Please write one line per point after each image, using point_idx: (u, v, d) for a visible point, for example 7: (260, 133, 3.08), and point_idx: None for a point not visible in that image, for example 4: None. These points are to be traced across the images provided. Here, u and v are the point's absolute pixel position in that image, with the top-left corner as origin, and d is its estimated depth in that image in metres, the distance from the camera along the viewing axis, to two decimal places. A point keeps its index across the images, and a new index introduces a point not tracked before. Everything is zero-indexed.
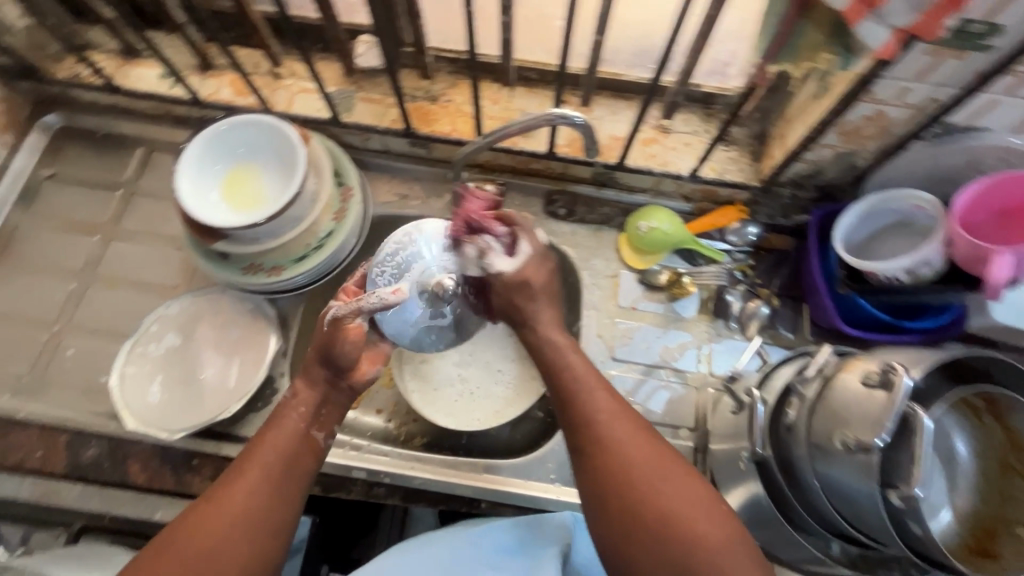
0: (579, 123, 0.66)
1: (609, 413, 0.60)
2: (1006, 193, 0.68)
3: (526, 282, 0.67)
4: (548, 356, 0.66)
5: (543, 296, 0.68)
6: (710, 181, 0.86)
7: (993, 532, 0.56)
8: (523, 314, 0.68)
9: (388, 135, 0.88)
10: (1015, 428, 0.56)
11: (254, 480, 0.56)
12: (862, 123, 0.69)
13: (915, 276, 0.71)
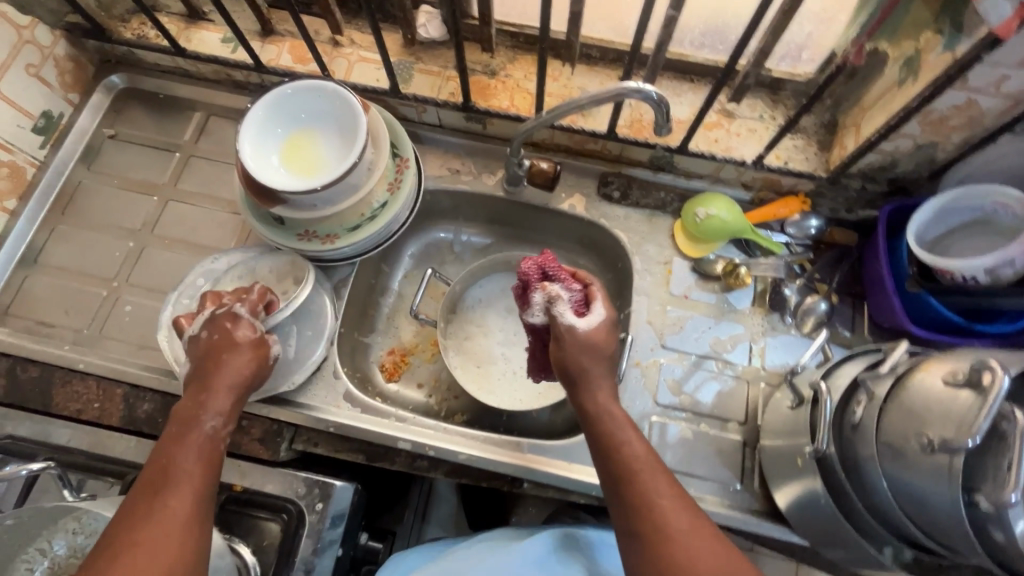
0: (654, 98, 0.63)
1: (658, 483, 0.60)
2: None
3: (595, 345, 0.69)
4: (604, 427, 0.66)
5: (602, 357, 0.70)
6: (775, 169, 0.83)
7: None
8: (582, 369, 0.68)
9: (445, 109, 0.87)
10: None
11: (188, 492, 0.57)
12: (950, 112, 0.66)
13: (995, 277, 0.67)
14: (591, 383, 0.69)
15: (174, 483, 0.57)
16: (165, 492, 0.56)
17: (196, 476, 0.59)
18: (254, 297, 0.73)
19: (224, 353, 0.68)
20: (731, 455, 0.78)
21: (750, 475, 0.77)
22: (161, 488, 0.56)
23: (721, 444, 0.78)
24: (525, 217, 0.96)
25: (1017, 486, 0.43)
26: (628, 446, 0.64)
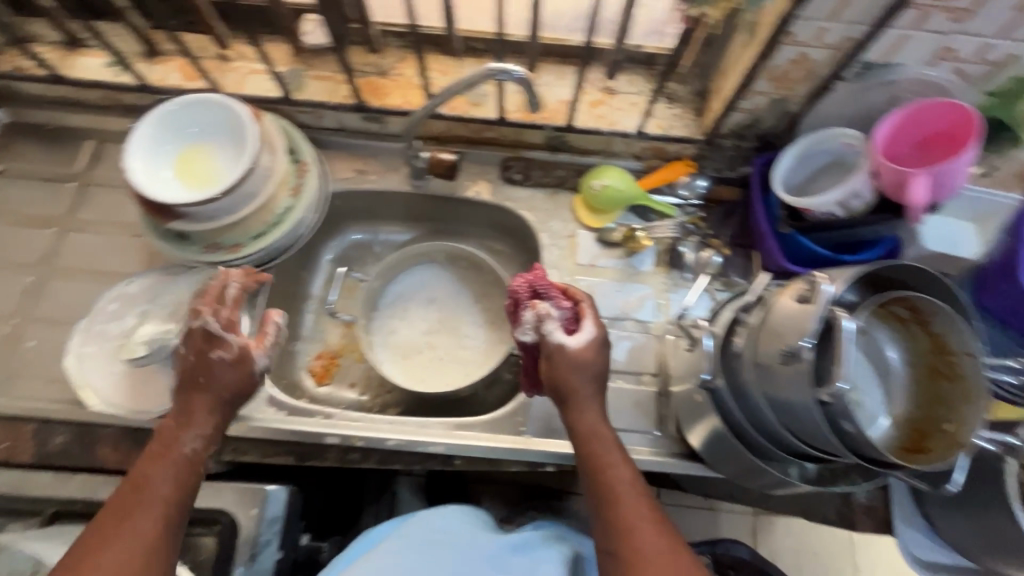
0: (518, 77, 0.69)
1: (642, 507, 0.64)
2: (917, 124, 0.71)
3: (579, 361, 0.71)
4: (591, 447, 0.69)
5: (590, 376, 0.72)
6: (657, 137, 0.89)
7: (926, 431, 0.59)
8: (573, 391, 0.71)
9: (341, 111, 0.90)
10: (937, 332, 0.58)
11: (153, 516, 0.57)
12: (789, 67, 0.73)
13: (847, 208, 0.75)
14: (580, 401, 0.71)
15: (140, 505, 0.57)
16: (131, 514, 0.56)
17: (171, 494, 0.59)
18: (230, 303, 0.71)
19: (203, 377, 0.66)
20: (648, 405, 0.83)
21: (666, 420, 0.82)
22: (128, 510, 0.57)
23: (638, 396, 0.83)
24: (437, 209, 0.99)
25: (843, 375, 0.50)
26: (614, 467, 0.68)
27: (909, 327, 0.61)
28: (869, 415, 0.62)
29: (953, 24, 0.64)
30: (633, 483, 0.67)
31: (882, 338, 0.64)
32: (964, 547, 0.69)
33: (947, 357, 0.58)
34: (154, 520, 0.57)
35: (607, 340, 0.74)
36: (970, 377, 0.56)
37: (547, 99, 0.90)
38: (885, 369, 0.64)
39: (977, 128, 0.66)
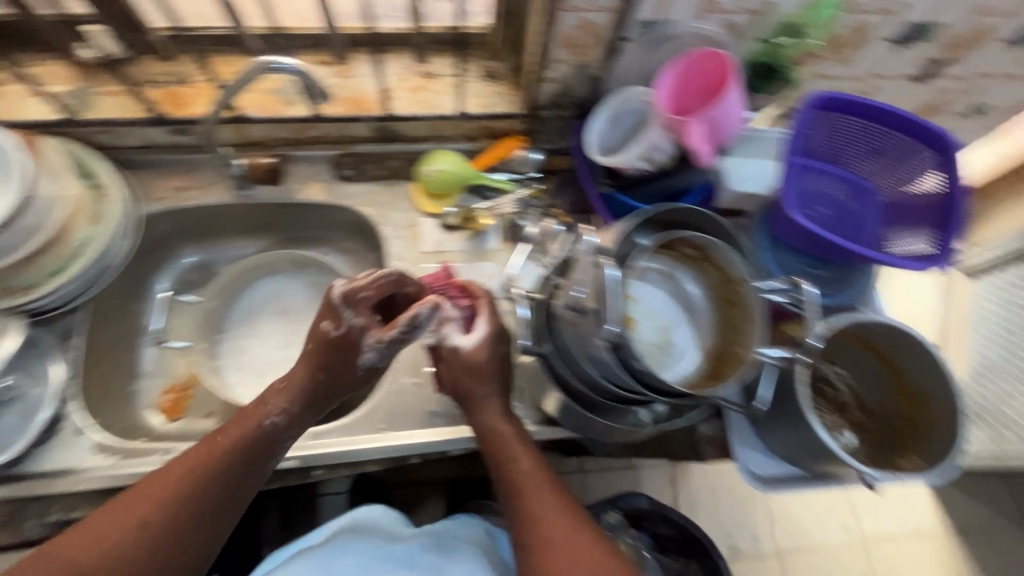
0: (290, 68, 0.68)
1: (547, 497, 0.66)
2: (694, 77, 0.74)
3: (472, 362, 0.72)
4: (494, 447, 0.70)
5: (488, 377, 0.72)
6: (480, 115, 0.90)
7: (724, 358, 0.64)
8: (470, 392, 0.72)
9: (142, 127, 0.83)
10: (723, 266, 0.64)
11: (214, 478, 0.61)
12: (577, 33, 0.75)
13: (655, 162, 0.78)
14: (477, 403, 0.71)
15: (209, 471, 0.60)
16: (204, 475, 0.60)
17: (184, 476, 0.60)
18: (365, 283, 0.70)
19: (325, 358, 0.68)
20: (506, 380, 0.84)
21: (526, 390, 0.83)
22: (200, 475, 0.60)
23: None
24: (275, 218, 0.95)
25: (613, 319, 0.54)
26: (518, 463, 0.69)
27: (702, 265, 0.66)
28: (680, 352, 0.67)
29: None
30: (541, 477, 0.68)
31: (686, 279, 0.69)
32: (788, 453, 0.75)
33: (733, 287, 0.64)
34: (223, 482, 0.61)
35: (504, 334, 0.74)
36: (750, 301, 0.62)
37: (365, 90, 0.88)
38: (691, 307, 0.69)
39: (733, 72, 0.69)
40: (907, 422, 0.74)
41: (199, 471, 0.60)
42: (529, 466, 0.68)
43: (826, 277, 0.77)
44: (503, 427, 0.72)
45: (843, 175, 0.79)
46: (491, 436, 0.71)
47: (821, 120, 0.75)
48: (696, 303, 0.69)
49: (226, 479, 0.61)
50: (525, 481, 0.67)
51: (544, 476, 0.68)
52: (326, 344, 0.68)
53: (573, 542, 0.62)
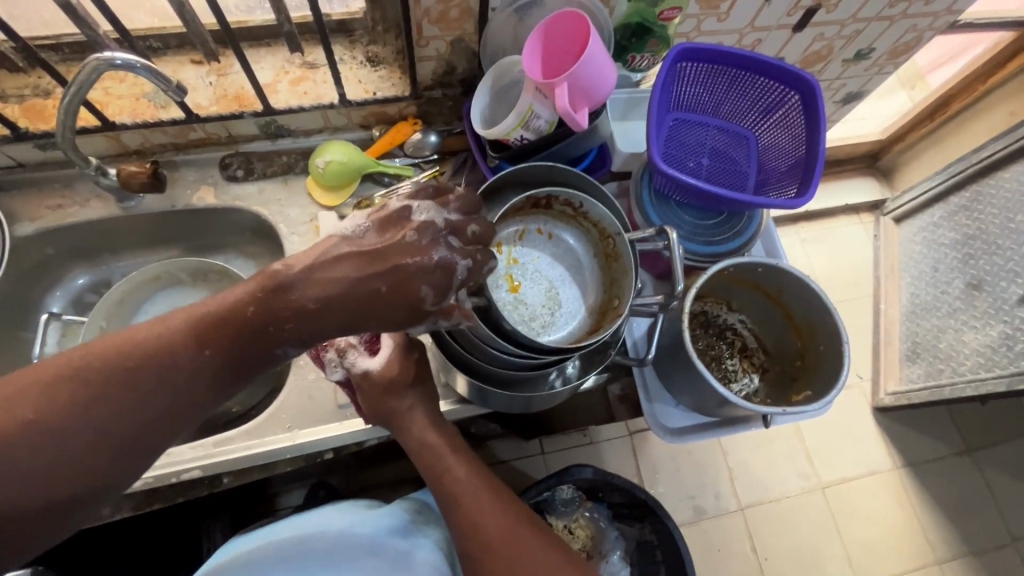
0: (121, 63, 0.63)
1: (487, 497, 0.67)
2: (557, 38, 0.73)
3: (387, 381, 0.71)
4: (427, 458, 0.70)
5: (406, 389, 0.72)
6: (367, 101, 0.88)
7: (606, 309, 0.71)
8: (395, 410, 0.70)
9: (3, 145, 0.79)
10: (597, 221, 0.70)
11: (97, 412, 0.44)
12: (441, 8, 0.75)
13: (537, 130, 0.78)
14: (403, 418, 0.71)
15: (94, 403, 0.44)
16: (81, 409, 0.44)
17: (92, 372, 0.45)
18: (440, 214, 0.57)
19: (386, 288, 0.51)
20: None
21: (437, 371, 0.83)
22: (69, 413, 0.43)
23: None
24: (167, 227, 0.91)
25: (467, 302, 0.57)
26: (452, 471, 0.69)
27: (582, 222, 0.73)
28: (570, 311, 0.73)
29: None
30: (479, 480, 0.69)
31: (570, 240, 0.75)
32: (695, 404, 0.76)
33: (609, 241, 0.71)
34: (99, 419, 0.44)
35: (412, 340, 0.73)
36: (622, 252, 0.68)
37: (243, 86, 0.86)
38: (579, 266, 0.75)
39: (594, 33, 0.69)
40: (800, 357, 0.78)
41: (79, 397, 0.44)
42: (464, 473, 0.69)
43: (703, 227, 0.78)
44: (434, 438, 0.71)
45: (720, 125, 0.82)
46: (423, 450, 0.70)
47: (693, 71, 0.76)
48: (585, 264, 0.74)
49: (88, 420, 0.44)
50: (462, 486, 0.68)
51: (481, 478, 0.69)
52: (408, 279, 0.51)
53: (516, 538, 0.63)
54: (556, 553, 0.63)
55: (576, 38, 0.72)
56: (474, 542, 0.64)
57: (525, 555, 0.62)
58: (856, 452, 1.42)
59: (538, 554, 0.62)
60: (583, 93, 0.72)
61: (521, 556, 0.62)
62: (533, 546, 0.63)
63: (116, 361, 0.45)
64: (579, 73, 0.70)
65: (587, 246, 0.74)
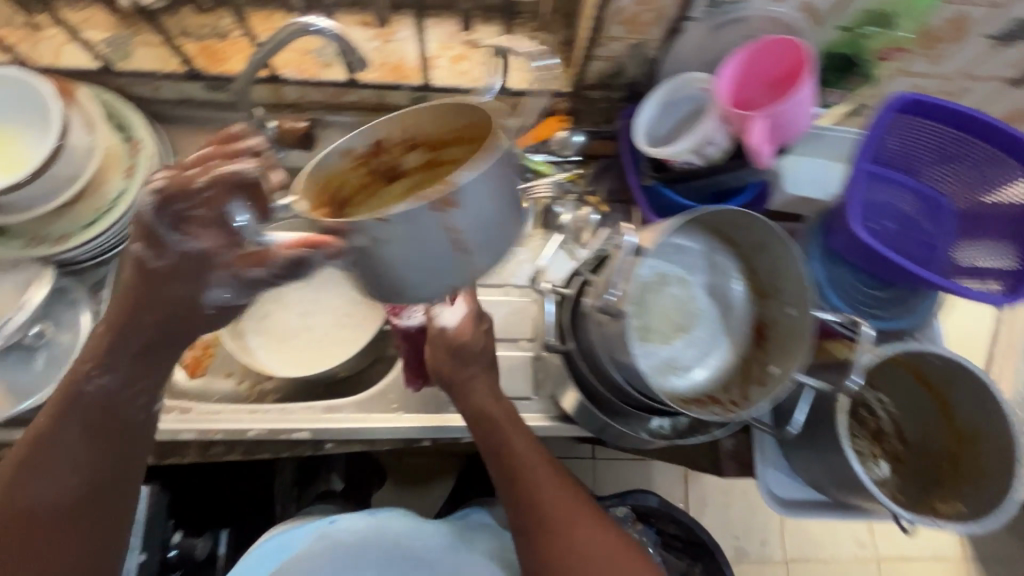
0: (316, 30, 0.60)
1: (546, 474, 0.67)
2: (759, 64, 0.69)
3: (458, 341, 0.68)
4: (484, 432, 0.68)
5: (476, 354, 0.69)
6: (524, 91, 0.85)
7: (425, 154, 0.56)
8: (457, 374, 0.69)
9: (177, 81, 0.81)
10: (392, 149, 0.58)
11: (87, 441, 0.60)
12: (636, 9, 0.69)
13: (705, 156, 0.73)
14: (463, 381, 0.69)
15: (68, 438, 0.59)
16: (60, 439, 0.59)
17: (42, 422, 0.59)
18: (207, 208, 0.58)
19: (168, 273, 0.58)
20: (525, 371, 0.81)
21: (545, 383, 0.80)
22: (57, 440, 0.59)
23: (513, 362, 0.81)
24: None
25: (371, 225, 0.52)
26: (511, 444, 0.67)
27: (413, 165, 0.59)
28: (698, 355, 0.65)
29: None
30: (536, 457, 0.68)
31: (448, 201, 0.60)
32: (816, 482, 0.71)
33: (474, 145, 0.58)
34: (91, 443, 0.60)
35: (482, 313, 0.70)
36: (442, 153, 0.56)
37: (405, 56, 0.84)
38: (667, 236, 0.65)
39: (810, 65, 0.64)
40: (951, 460, 0.71)
41: (54, 422, 0.59)
42: (523, 447, 0.68)
43: (876, 298, 0.70)
44: (493, 408, 0.69)
45: (914, 186, 0.74)
46: (479, 418, 0.68)
47: (904, 124, 0.69)
48: (737, 295, 0.65)
49: (99, 442, 0.60)
50: (520, 462, 0.67)
51: (539, 455, 0.68)
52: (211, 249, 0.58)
53: (574, 520, 0.66)
54: (606, 533, 0.66)
55: (783, 69, 0.68)
56: (533, 522, 0.66)
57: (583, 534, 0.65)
58: (931, 538, 1.31)
59: (596, 535, 0.66)
60: (782, 129, 0.65)
61: (578, 536, 0.65)
62: (587, 527, 0.66)
63: (127, 393, 0.61)
64: (788, 105, 0.63)
65: (739, 275, 0.65)
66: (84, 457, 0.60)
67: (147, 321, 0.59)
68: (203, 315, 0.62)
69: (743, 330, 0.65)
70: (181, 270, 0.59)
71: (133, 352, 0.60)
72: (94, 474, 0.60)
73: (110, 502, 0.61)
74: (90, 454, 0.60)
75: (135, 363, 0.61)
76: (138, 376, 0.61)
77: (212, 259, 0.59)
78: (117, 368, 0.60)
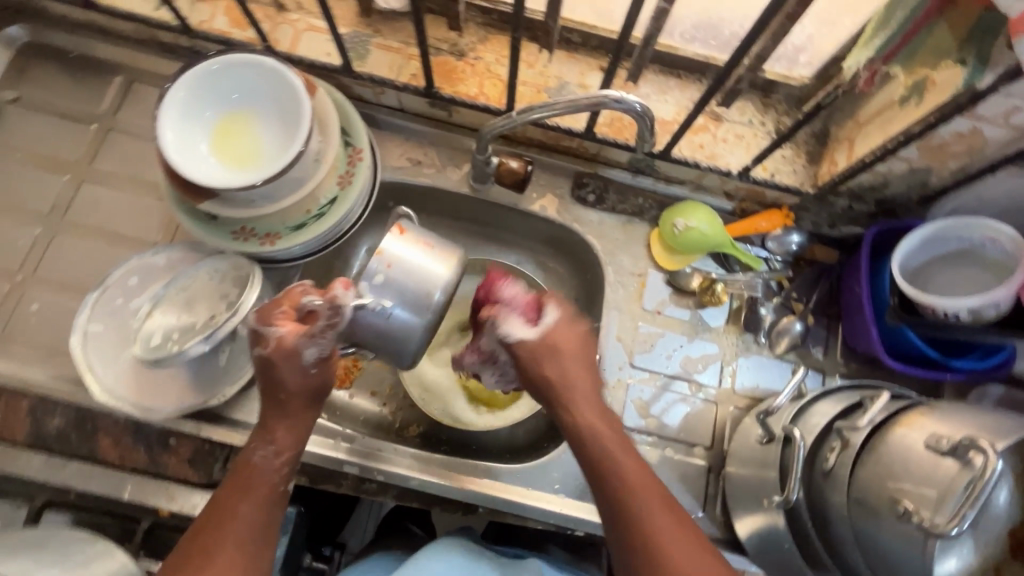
0: (638, 108, 0.58)
1: (610, 435, 0.59)
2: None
3: (556, 347, 0.63)
4: (552, 380, 0.62)
5: (578, 352, 0.63)
6: (761, 181, 0.77)
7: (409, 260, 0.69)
8: (546, 373, 0.62)
9: (406, 93, 0.78)
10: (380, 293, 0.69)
11: (259, 504, 0.56)
12: (952, 139, 0.61)
13: (977, 315, 0.64)
14: (559, 353, 0.62)
15: (238, 504, 0.55)
16: (233, 500, 0.55)
17: (232, 487, 0.56)
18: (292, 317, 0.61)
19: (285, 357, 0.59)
20: (696, 482, 0.75)
21: (717, 502, 0.74)
22: (234, 504, 0.55)
23: (685, 469, 0.75)
24: (491, 216, 0.87)
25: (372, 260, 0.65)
26: (567, 390, 0.61)
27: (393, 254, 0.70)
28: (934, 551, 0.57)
29: None
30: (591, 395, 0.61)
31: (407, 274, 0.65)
32: None
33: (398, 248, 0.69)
34: (258, 509, 0.56)
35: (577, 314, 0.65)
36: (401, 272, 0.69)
37: None
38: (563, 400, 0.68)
39: None
40: None
41: (239, 484, 0.56)
42: (578, 394, 0.61)
43: None
44: (574, 370, 0.62)
45: None
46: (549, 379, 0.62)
47: None
48: (999, 498, 0.57)
49: (263, 510, 0.56)
50: (566, 392, 0.61)
51: (595, 405, 0.61)
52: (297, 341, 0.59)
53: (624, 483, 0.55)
54: (693, 536, 0.53)
55: None
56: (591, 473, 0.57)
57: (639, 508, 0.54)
58: None
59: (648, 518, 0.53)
60: None
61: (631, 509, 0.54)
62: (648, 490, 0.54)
63: (280, 465, 0.58)
64: None
65: (1011, 476, 0.56)
66: (251, 521, 0.55)
67: (292, 406, 0.60)
68: (317, 379, 0.61)
69: (996, 537, 0.57)
70: (275, 362, 0.59)
71: (297, 414, 0.61)
72: (259, 541, 0.55)
73: (258, 572, 0.54)
74: (260, 516, 0.55)
75: (292, 431, 0.60)
76: (292, 446, 0.60)
77: (298, 350, 0.59)
78: (279, 435, 0.59)
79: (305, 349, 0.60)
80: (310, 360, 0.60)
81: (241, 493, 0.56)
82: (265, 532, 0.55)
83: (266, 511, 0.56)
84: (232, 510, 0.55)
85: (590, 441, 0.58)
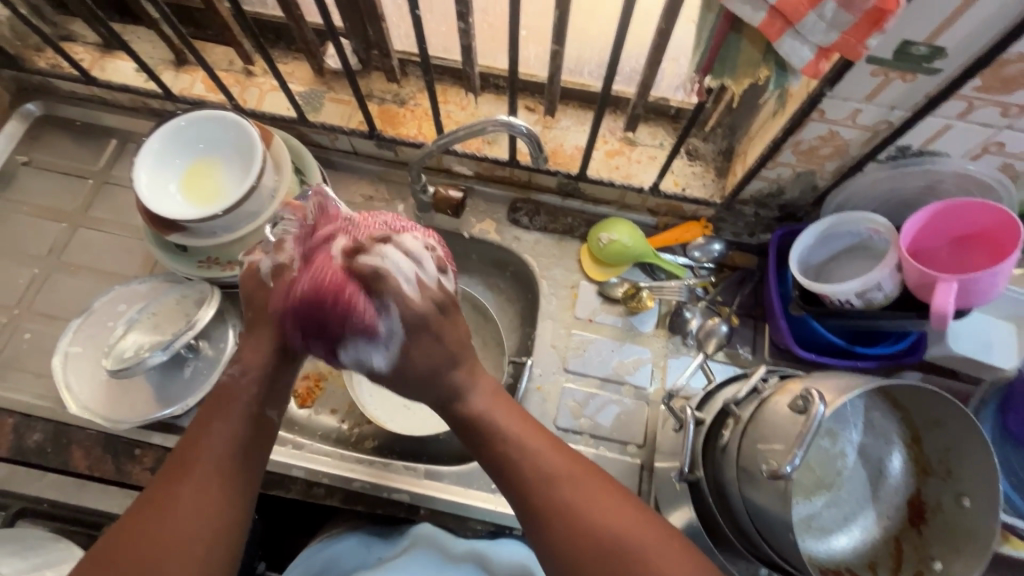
0: (521, 131, 0.69)
1: (573, 466, 0.54)
2: (960, 220, 0.67)
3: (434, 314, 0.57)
4: (483, 428, 0.57)
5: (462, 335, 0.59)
6: (673, 195, 0.84)
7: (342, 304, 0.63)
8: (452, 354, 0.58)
9: (355, 136, 0.89)
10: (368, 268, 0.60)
11: (239, 418, 0.57)
12: (817, 143, 0.68)
13: (868, 301, 0.69)
14: (462, 363, 0.58)
15: (210, 429, 0.56)
16: (211, 426, 0.56)
17: (211, 415, 0.57)
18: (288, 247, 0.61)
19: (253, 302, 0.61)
20: (631, 478, 0.77)
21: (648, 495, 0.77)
22: (210, 422, 0.56)
23: (619, 466, 0.78)
24: None
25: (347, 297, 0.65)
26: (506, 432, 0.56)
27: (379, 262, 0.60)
28: (827, 528, 0.61)
29: (1005, 119, 0.59)
30: (473, 381, 0.59)
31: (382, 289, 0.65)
32: None
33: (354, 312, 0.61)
34: (235, 428, 0.56)
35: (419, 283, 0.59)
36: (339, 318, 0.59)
37: (561, 144, 0.87)
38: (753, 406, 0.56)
39: (1016, 233, 0.63)
40: None
41: (215, 410, 0.57)
42: (513, 421, 0.57)
43: None
44: (480, 407, 0.57)
45: None
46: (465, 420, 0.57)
47: None
48: (892, 467, 0.61)
49: (244, 424, 0.57)
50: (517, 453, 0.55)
51: (539, 439, 0.56)
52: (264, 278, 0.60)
53: (517, 462, 0.55)
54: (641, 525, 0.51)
55: (975, 230, 0.67)
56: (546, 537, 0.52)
57: (521, 454, 0.55)
58: None
59: (549, 468, 0.54)
60: (974, 295, 0.62)
61: (511, 452, 0.55)
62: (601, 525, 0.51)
63: (249, 383, 0.58)
64: (989, 275, 0.60)
65: (900, 442, 0.61)
66: (226, 438, 0.56)
67: (272, 331, 0.59)
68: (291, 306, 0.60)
69: (895, 507, 0.60)
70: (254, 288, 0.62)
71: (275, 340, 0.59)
72: (236, 458, 0.55)
73: (240, 485, 0.55)
74: (239, 433, 0.56)
75: (267, 351, 0.59)
76: (259, 364, 0.58)
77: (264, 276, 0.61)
78: (250, 355, 0.59)
79: (263, 263, 0.62)
80: (268, 274, 0.61)
81: (222, 415, 0.57)
82: (244, 447, 0.56)
83: (246, 427, 0.57)
84: (210, 433, 0.55)
85: (543, 474, 0.54)
